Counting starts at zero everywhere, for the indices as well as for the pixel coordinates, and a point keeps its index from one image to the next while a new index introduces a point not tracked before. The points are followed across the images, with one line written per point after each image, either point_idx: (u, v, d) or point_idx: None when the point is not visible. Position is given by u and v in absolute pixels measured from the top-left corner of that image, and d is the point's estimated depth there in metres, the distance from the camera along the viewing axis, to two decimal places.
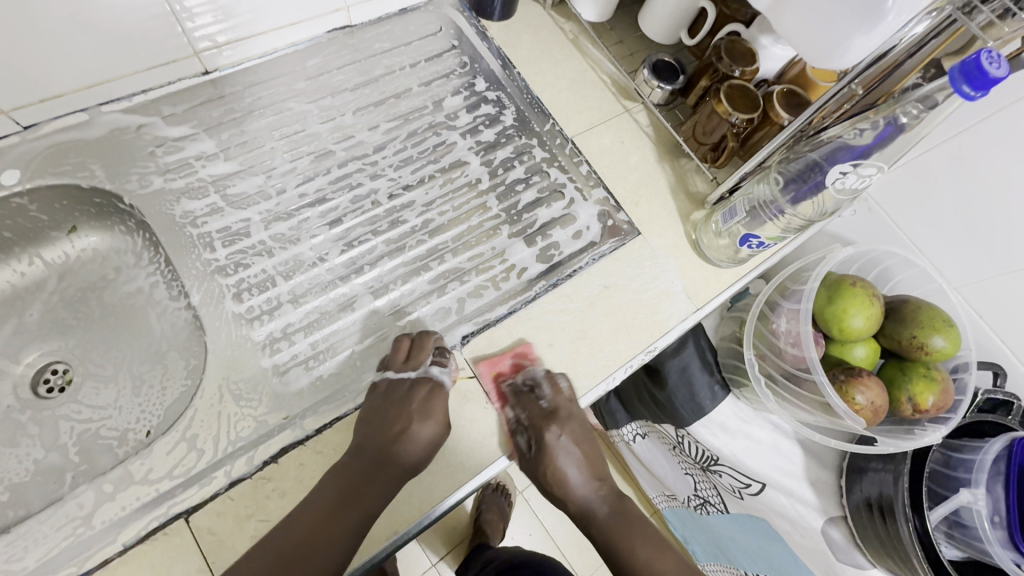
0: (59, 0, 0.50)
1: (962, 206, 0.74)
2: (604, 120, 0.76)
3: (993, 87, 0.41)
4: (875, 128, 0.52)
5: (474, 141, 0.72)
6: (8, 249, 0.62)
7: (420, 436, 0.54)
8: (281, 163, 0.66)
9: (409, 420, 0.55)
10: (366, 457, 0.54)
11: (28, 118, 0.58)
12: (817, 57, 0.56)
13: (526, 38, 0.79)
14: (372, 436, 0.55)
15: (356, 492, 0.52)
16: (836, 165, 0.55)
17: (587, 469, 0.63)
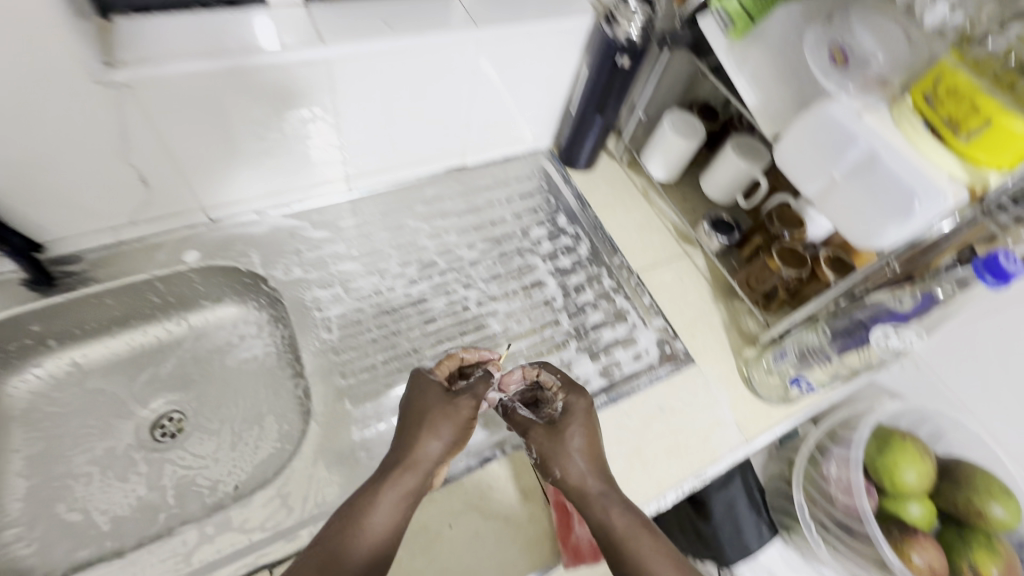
0: (272, 139, 0.68)
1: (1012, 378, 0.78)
2: (666, 260, 0.88)
3: (1012, 279, 0.49)
4: (913, 298, 0.61)
5: (553, 266, 0.84)
6: (166, 310, 0.76)
7: (429, 407, 0.57)
8: (393, 268, 0.79)
9: (431, 406, 0.57)
10: (395, 448, 0.56)
11: (217, 214, 0.75)
12: (850, 238, 0.59)
13: (603, 187, 0.95)
14: (398, 427, 0.57)
15: (383, 478, 0.53)
16: (881, 328, 0.62)
17: (604, 462, 0.57)
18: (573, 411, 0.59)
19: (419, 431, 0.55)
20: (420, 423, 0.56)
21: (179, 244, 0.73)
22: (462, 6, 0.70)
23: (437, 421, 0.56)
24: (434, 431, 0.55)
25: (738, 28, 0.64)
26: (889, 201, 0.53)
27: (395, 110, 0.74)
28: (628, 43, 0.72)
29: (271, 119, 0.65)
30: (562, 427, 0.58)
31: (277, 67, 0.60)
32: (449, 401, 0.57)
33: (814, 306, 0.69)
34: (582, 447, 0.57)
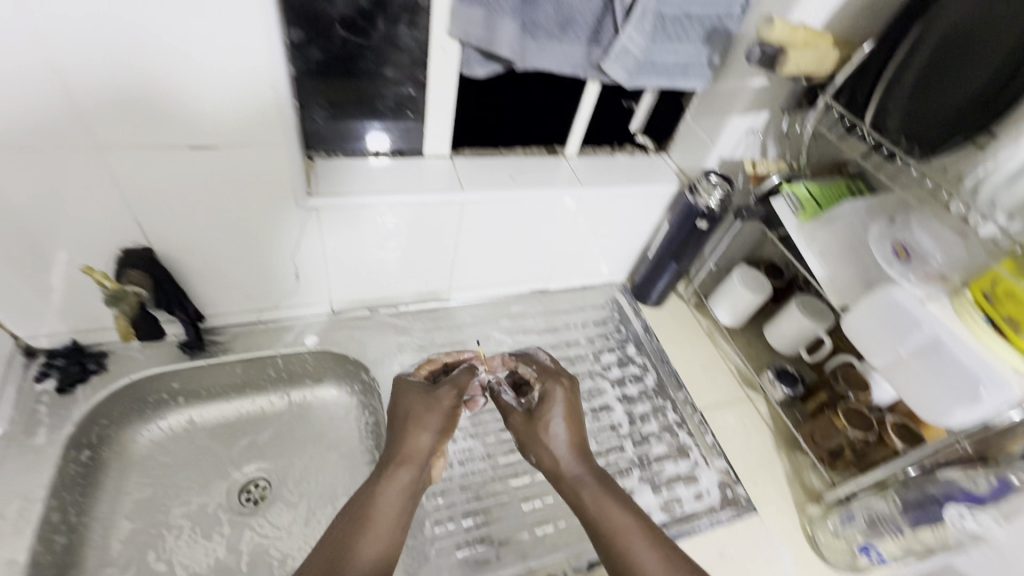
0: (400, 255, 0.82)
1: None
2: (729, 401, 0.92)
3: None
4: (987, 483, 0.63)
5: (621, 392, 0.90)
6: (276, 383, 0.86)
7: (412, 406, 0.64)
8: (477, 374, 0.87)
9: (416, 404, 0.64)
10: (389, 444, 0.62)
11: (339, 307, 0.88)
12: (924, 415, 0.63)
13: (671, 324, 1.03)
14: (388, 428, 0.63)
15: (383, 473, 0.58)
16: (955, 507, 0.64)
17: (578, 444, 0.63)
18: (545, 397, 0.66)
19: (408, 427, 0.62)
20: (409, 420, 0.63)
21: (304, 329, 0.86)
22: (570, 167, 0.87)
23: (423, 416, 0.63)
24: (423, 425, 0.62)
25: (807, 211, 0.76)
26: (956, 384, 0.59)
27: (502, 241, 0.87)
28: (708, 210, 0.85)
29: (405, 241, 0.79)
30: (538, 415, 0.65)
31: (423, 205, 0.74)
32: (429, 395, 0.65)
33: (882, 474, 0.70)
34: (557, 430, 0.63)
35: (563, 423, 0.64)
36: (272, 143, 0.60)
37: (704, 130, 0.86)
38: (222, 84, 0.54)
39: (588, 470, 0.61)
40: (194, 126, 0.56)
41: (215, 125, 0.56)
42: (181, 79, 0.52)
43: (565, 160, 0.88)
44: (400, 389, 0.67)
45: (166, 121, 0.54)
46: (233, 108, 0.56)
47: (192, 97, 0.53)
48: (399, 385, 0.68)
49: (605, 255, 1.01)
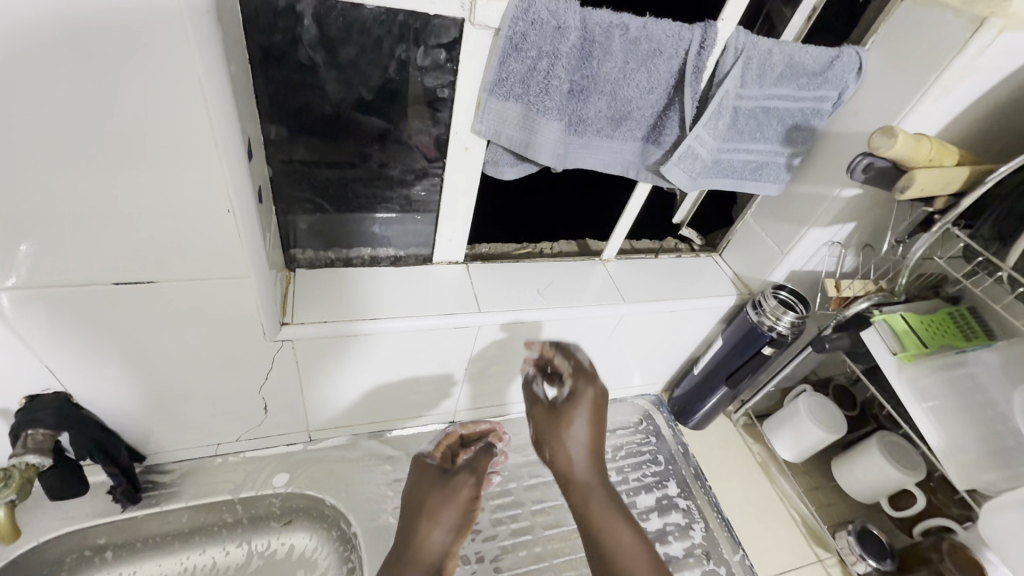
0: (398, 378, 0.66)
1: None
2: (795, 564, 0.76)
3: None
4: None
5: (664, 552, 0.73)
6: (232, 527, 0.67)
7: (432, 502, 0.51)
8: (486, 527, 0.70)
9: (436, 497, 0.52)
10: (399, 538, 0.50)
11: (319, 433, 0.72)
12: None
13: (717, 451, 0.87)
14: (401, 518, 0.52)
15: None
16: None
17: (598, 448, 0.53)
18: (572, 394, 0.56)
19: (422, 521, 0.50)
20: (421, 513, 0.51)
21: (272, 463, 0.69)
22: (607, 274, 0.72)
23: (438, 510, 0.51)
24: (438, 521, 0.50)
25: (910, 350, 0.61)
26: None
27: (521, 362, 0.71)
28: (777, 335, 0.69)
29: (407, 367, 0.64)
30: (560, 411, 0.55)
31: (433, 328, 0.59)
32: (450, 484, 0.53)
33: None
34: (575, 428, 0.53)
35: (589, 421, 0.54)
36: (212, 197, 0.40)
37: (771, 237, 0.72)
38: (129, 155, 0.36)
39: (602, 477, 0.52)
40: (71, 127, 0.34)
41: (105, 113, 0.34)
42: (21, 43, 0.30)
43: (602, 264, 0.73)
44: (422, 473, 0.57)
45: (39, 174, 0.35)
46: (132, 79, 0.33)
47: (68, 104, 0.33)
48: (422, 467, 0.58)
49: (640, 369, 0.85)
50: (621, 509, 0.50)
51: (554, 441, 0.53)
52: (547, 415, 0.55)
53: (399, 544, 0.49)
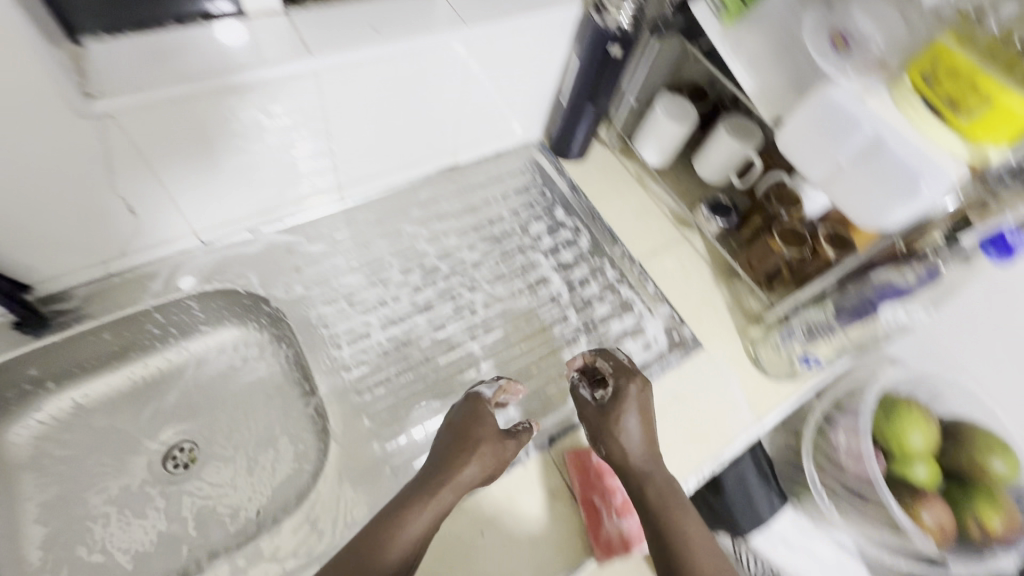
0: (264, 151, 0.66)
1: None
2: (666, 244, 0.89)
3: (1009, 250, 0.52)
4: (915, 273, 0.61)
5: (556, 261, 0.84)
6: (164, 339, 0.74)
7: (483, 437, 0.59)
8: (395, 277, 0.78)
9: (474, 439, 0.59)
10: (437, 457, 0.58)
11: (209, 236, 0.72)
12: (857, 220, 0.60)
13: (597, 175, 0.94)
14: (440, 446, 0.59)
15: (412, 498, 0.55)
16: (888, 303, 0.63)
17: (655, 438, 0.61)
18: (632, 391, 0.63)
19: (465, 453, 0.58)
20: (466, 446, 0.58)
21: (173, 270, 0.71)
22: (449, 6, 0.68)
23: (484, 447, 0.58)
24: (478, 457, 0.58)
25: (730, 11, 0.64)
26: (896, 183, 0.54)
27: (378, 112, 0.71)
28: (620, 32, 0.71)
29: (249, 129, 0.62)
30: (624, 404, 0.62)
31: (298, 76, 0.59)
32: (484, 435, 0.59)
33: (822, 284, 0.71)
34: (648, 429, 0.61)
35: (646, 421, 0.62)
36: None
37: None
38: None
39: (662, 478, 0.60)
40: None
41: None
42: None
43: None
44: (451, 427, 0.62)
45: None
46: None
47: None
48: (468, 405, 0.63)
49: (513, 112, 0.86)
50: (676, 489, 0.59)
51: (612, 435, 0.61)
52: (605, 411, 0.63)
53: (415, 484, 0.56)
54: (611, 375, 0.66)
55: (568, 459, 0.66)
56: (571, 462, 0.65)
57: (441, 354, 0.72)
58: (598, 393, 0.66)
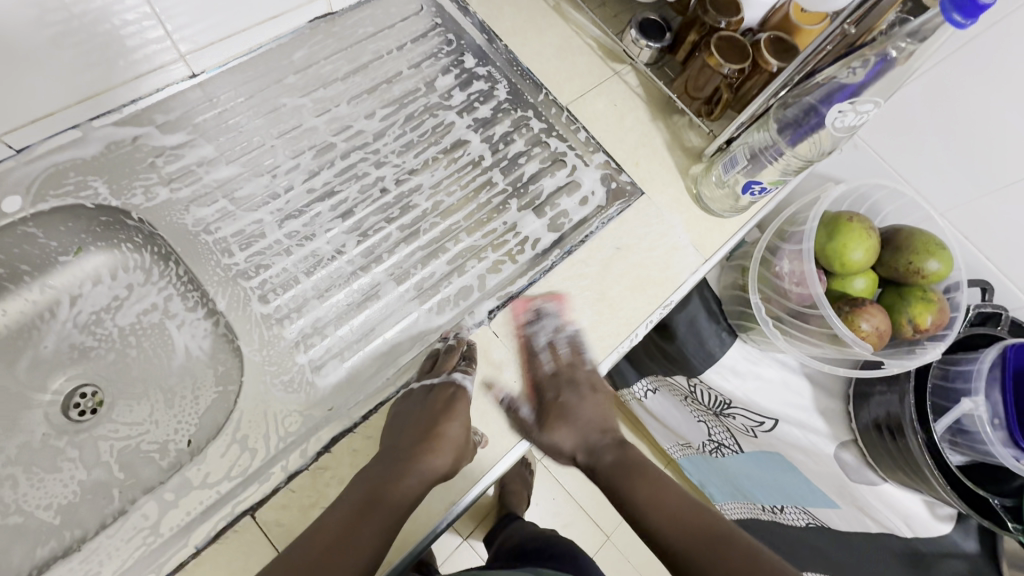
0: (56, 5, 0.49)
1: (949, 148, 0.77)
2: (596, 84, 0.77)
3: (983, 13, 0.41)
4: (864, 68, 0.53)
5: (472, 119, 0.72)
6: (16, 279, 0.61)
7: (448, 434, 0.54)
8: (283, 161, 0.65)
9: (444, 437, 0.54)
10: (399, 448, 0.55)
11: (21, 141, 0.56)
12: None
13: (507, 10, 0.79)
14: (404, 438, 0.56)
15: (374, 498, 0.51)
16: (833, 105, 0.55)
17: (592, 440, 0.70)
18: (561, 398, 0.68)
19: (427, 445, 0.54)
20: (429, 437, 0.54)
21: None
22: None
23: (447, 436, 0.54)
24: (441, 449, 0.54)
25: None
26: None
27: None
28: None
29: None
30: (559, 416, 0.67)
31: None
32: (453, 434, 0.54)
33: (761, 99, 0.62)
34: (571, 421, 0.69)
35: (583, 410, 0.71)
36: None
37: None
38: None
39: (612, 446, 0.71)
40: None
41: None
42: None
43: None
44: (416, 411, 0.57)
45: None
46: None
47: None
48: (443, 389, 0.56)
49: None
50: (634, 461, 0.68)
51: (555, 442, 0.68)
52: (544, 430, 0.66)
53: (373, 476, 0.53)
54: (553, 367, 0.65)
55: (514, 306, 0.63)
56: (514, 321, 0.62)
57: (353, 245, 0.63)
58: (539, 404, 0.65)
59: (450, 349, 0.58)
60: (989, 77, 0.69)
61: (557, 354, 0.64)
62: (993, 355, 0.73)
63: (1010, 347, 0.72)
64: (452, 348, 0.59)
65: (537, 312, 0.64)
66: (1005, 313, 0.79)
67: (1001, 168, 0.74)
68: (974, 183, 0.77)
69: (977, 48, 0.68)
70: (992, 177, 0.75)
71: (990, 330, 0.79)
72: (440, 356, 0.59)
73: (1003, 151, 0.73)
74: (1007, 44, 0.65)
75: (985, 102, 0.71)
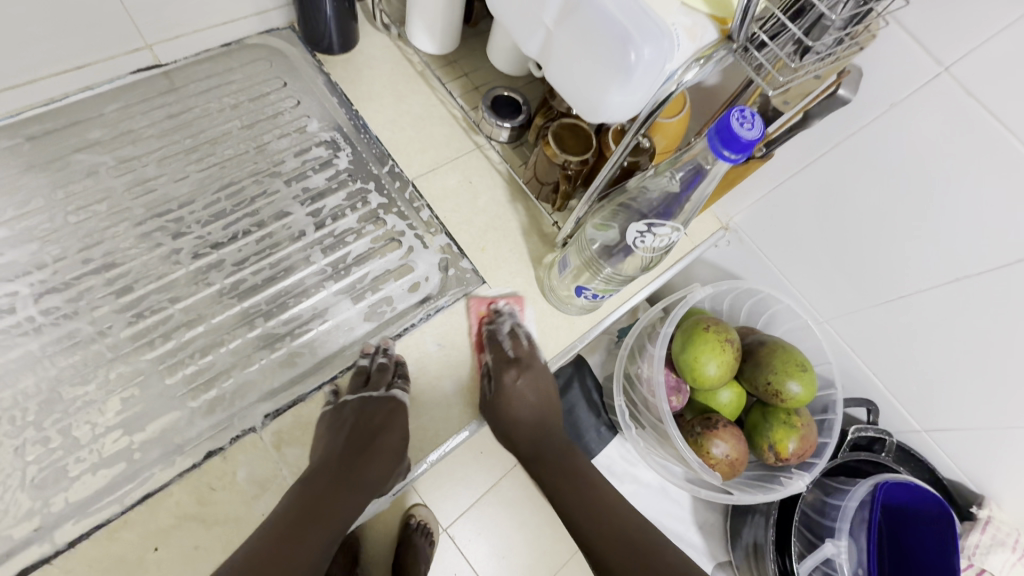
0: None
1: (830, 253, 0.68)
2: (451, 158, 0.71)
3: (752, 148, 0.35)
4: (677, 180, 0.48)
5: (301, 189, 0.66)
6: None
7: (391, 445, 0.56)
8: (62, 226, 0.58)
9: (383, 444, 0.56)
10: (330, 457, 0.56)
11: None
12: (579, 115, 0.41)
13: (368, 72, 0.73)
14: (346, 437, 0.57)
15: (314, 512, 0.53)
16: (633, 223, 0.50)
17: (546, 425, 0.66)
18: (521, 381, 0.62)
19: (364, 451, 0.56)
20: (369, 445, 0.56)
21: None
22: None
23: (393, 442, 0.56)
24: (384, 455, 0.56)
25: None
26: (606, 54, 0.36)
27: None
28: None
29: None
30: (514, 393, 0.61)
31: None
32: (394, 445, 0.56)
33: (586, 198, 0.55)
34: (524, 398, 0.62)
35: (540, 395, 0.64)
36: None
37: None
38: None
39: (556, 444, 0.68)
40: None
41: None
42: None
43: None
44: (164, 514, 0.49)
45: None
46: None
47: None
48: (384, 406, 0.56)
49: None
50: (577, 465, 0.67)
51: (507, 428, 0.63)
52: (494, 404, 0.60)
53: (310, 481, 0.53)
54: (515, 353, 0.63)
55: (473, 307, 0.64)
56: (471, 319, 0.63)
57: (121, 326, 0.56)
58: (490, 386, 0.61)
59: (381, 369, 0.58)
60: (860, 182, 0.60)
61: (517, 344, 0.63)
62: (862, 493, 0.67)
63: (879, 487, 0.65)
64: (387, 365, 0.58)
65: (496, 311, 0.64)
66: (889, 439, 0.69)
67: (885, 281, 0.65)
68: (859, 295, 0.68)
69: (843, 153, 0.59)
70: (877, 291, 0.66)
71: (872, 456, 0.71)
72: (372, 375, 0.58)
73: (884, 263, 0.63)
74: (872, 150, 0.57)
75: (860, 211, 0.62)
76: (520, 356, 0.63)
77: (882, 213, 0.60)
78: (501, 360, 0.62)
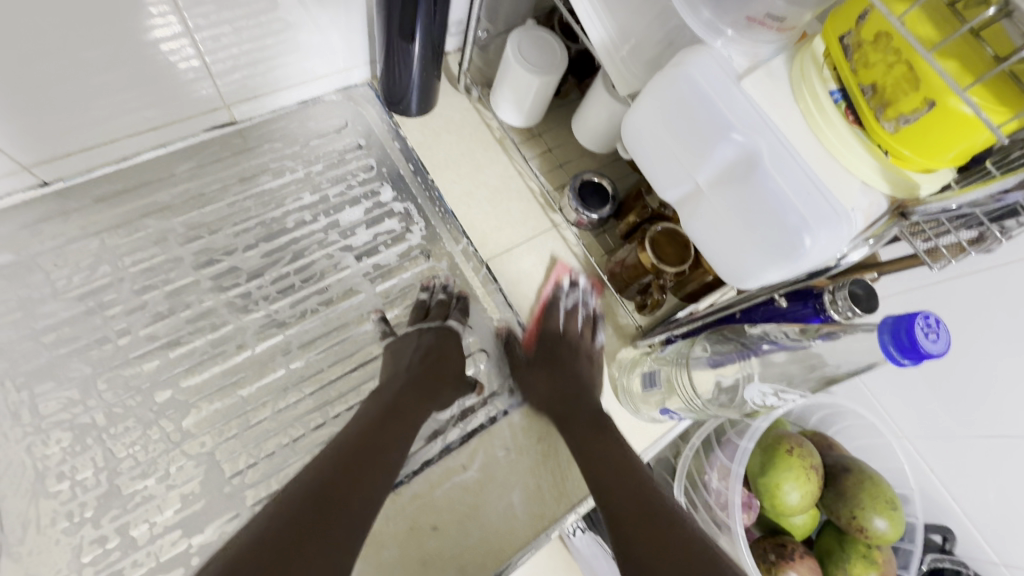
0: None
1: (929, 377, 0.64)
2: (528, 237, 0.67)
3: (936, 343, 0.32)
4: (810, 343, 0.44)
5: (371, 265, 0.63)
6: None
7: (453, 364, 0.59)
8: (126, 299, 0.56)
9: (447, 370, 0.59)
10: (390, 376, 0.57)
11: None
12: (717, 272, 0.41)
13: (446, 137, 0.69)
14: (419, 356, 0.58)
15: (387, 428, 0.52)
16: (758, 384, 0.47)
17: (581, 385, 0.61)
18: (560, 358, 0.63)
19: (432, 375, 0.57)
20: (431, 367, 0.58)
21: None
22: None
23: (450, 355, 0.59)
24: (446, 373, 0.58)
25: None
26: (771, 232, 0.35)
27: (22, 35, 0.42)
28: None
29: None
30: (545, 362, 0.63)
31: None
32: (455, 366, 0.59)
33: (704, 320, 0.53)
34: (560, 375, 0.62)
35: (581, 374, 0.62)
36: None
37: None
38: None
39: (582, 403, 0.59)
40: None
41: None
42: None
43: None
44: None
45: None
46: None
47: None
48: (443, 335, 0.60)
49: (318, 20, 0.57)
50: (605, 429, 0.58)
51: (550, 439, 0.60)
52: (526, 367, 0.63)
53: (389, 395, 0.55)
54: (564, 327, 0.64)
55: (555, 268, 0.66)
56: (550, 277, 0.65)
57: (183, 415, 0.53)
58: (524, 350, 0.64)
59: (441, 303, 0.62)
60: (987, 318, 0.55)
61: (571, 320, 0.64)
62: None
63: None
64: (446, 300, 0.62)
65: (572, 282, 0.65)
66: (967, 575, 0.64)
67: (988, 420, 0.60)
68: (955, 422, 0.63)
69: (971, 284, 0.55)
70: (978, 423, 0.61)
71: None
72: (433, 308, 0.62)
73: (992, 402, 0.59)
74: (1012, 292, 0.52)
75: (978, 345, 0.57)
76: (570, 333, 0.64)
77: (1003, 353, 0.55)
78: (550, 329, 0.64)
